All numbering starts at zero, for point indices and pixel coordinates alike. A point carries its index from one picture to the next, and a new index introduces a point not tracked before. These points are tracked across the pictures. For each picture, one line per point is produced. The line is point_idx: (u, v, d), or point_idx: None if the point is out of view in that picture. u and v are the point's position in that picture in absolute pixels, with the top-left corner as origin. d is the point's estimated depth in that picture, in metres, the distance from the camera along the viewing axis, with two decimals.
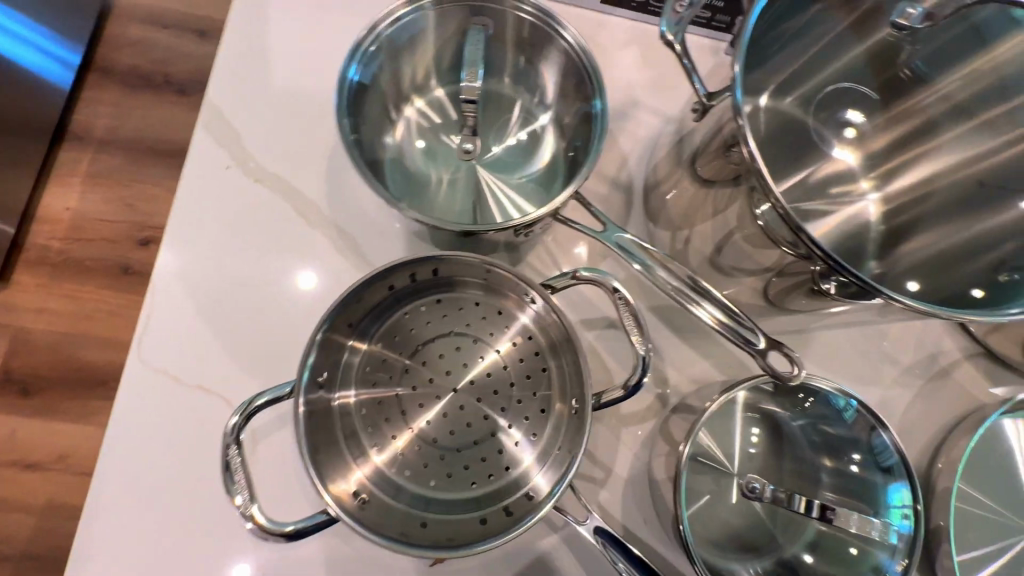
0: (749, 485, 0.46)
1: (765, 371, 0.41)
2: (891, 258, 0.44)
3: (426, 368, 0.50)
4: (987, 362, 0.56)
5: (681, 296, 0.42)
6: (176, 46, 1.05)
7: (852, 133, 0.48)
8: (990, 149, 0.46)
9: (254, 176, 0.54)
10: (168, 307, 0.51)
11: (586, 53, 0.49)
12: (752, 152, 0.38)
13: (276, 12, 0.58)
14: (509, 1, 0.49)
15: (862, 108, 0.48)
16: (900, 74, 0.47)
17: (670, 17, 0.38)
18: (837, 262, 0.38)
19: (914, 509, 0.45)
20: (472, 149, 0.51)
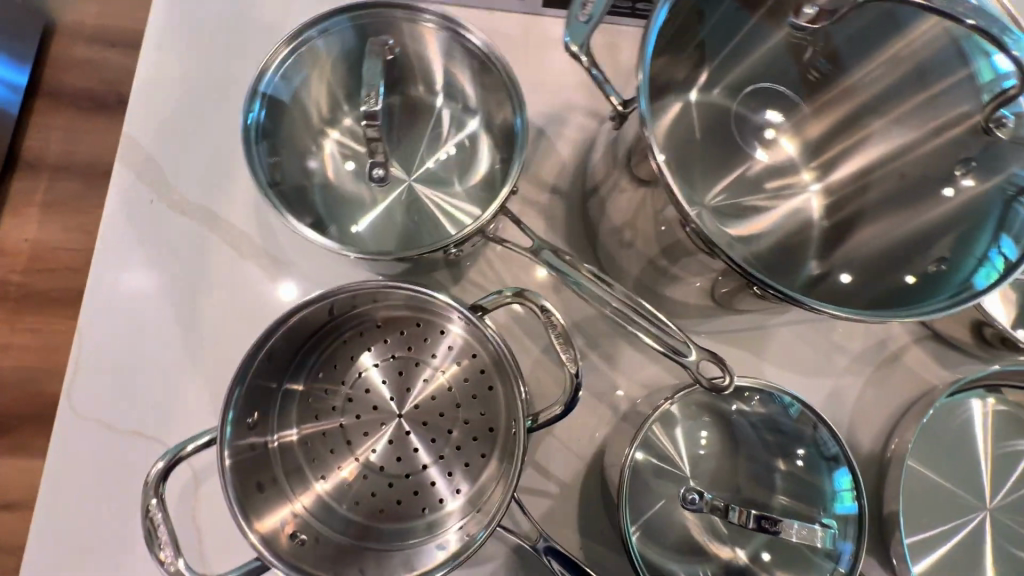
0: (688, 496, 0.46)
1: (700, 383, 0.40)
2: (831, 256, 0.45)
3: (370, 396, 0.49)
4: (936, 344, 0.56)
5: (622, 315, 0.42)
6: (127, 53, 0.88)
7: (774, 134, 0.48)
8: (917, 137, 0.45)
9: (179, 209, 0.52)
10: (96, 350, 0.50)
11: (498, 58, 0.47)
12: (660, 164, 0.38)
13: (189, 36, 0.56)
14: (410, 15, 0.48)
15: (781, 107, 0.48)
16: (809, 75, 0.47)
17: (574, 24, 0.37)
18: (752, 274, 0.38)
19: (858, 491, 0.45)
20: (383, 175, 0.48)
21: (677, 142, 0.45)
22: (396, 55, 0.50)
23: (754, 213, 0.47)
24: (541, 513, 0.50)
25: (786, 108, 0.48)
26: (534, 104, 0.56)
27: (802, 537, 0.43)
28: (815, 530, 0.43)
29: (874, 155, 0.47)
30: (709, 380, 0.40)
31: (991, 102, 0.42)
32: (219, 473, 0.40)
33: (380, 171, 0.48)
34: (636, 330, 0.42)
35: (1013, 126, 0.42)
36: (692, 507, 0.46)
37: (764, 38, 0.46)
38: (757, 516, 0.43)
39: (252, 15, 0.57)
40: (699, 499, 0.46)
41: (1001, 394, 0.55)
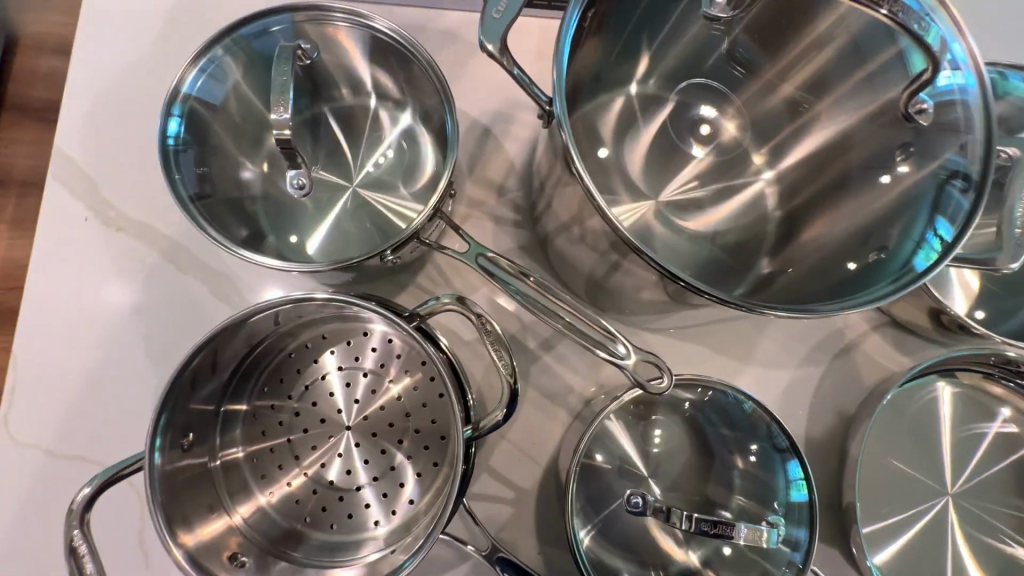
0: (631, 500, 0.46)
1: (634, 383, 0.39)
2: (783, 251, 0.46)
3: (317, 409, 0.48)
4: (895, 331, 0.56)
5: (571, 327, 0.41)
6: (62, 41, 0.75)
7: (706, 130, 0.51)
8: (855, 123, 0.45)
9: (116, 226, 0.51)
10: (33, 375, 0.48)
11: (426, 57, 0.45)
12: (580, 172, 0.37)
13: (122, 48, 0.54)
14: (323, 14, 0.46)
15: (714, 102, 0.50)
16: (734, 71, 0.48)
17: (486, 25, 0.36)
18: (686, 280, 0.37)
19: (809, 480, 0.44)
20: (304, 187, 0.47)
21: (623, 127, 0.49)
22: (312, 59, 0.48)
23: (698, 209, 0.49)
24: (495, 521, 0.49)
25: (718, 102, 0.50)
26: (480, 102, 0.55)
27: (749, 540, 0.42)
28: (760, 530, 0.43)
29: (818, 140, 0.47)
30: (649, 384, 0.39)
31: (907, 89, 0.41)
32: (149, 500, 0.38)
33: (303, 180, 0.47)
34: (587, 342, 0.40)
35: (933, 113, 0.40)
36: (636, 511, 0.45)
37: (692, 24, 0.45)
38: (698, 519, 0.42)
39: (185, 24, 0.55)
40: (642, 503, 0.46)
41: (957, 379, 0.55)
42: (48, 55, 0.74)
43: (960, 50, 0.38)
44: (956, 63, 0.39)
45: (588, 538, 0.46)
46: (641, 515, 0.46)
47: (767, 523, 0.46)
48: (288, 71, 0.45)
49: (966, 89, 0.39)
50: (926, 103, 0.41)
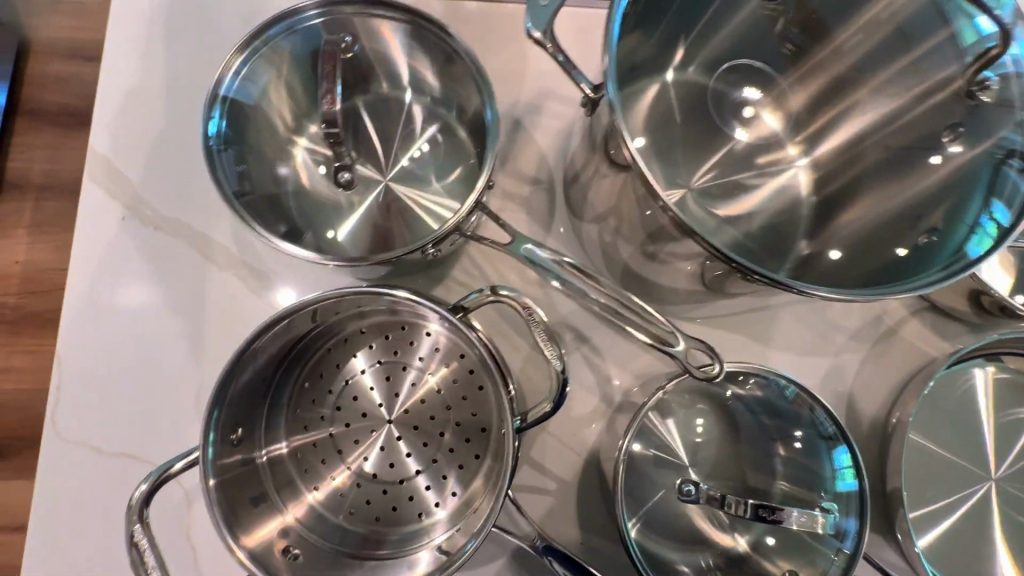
0: (684, 487, 0.46)
1: (685, 371, 0.40)
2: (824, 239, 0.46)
3: (357, 403, 0.48)
4: (935, 315, 0.55)
5: (610, 313, 0.41)
6: (80, 43, 0.75)
7: (752, 112, 0.47)
8: (902, 105, 0.44)
9: (153, 225, 0.51)
10: (76, 375, 0.49)
11: (469, 52, 0.45)
12: (633, 154, 0.37)
13: (150, 47, 0.54)
14: (363, 9, 0.46)
15: (759, 84, 0.47)
16: (784, 48, 0.46)
17: (535, 11, 0.36)
18: (736, 261, 0.37)
19: (858, 468, 0.44)
20: (350, 179, 0.48)
21: (654, 124, 0.44)
22: (355, 51, 0.48)
23: (741, 192, 0.47)
24: (538, 512, 0.49)
25: (763, 83, 0.47)
26: (509, 93, 0.55)
27: (803, 524, 0.42)
28: (814, 515, 0.43)
29: (864, 124, 0.45)
30: (699, 370, 0.40)
31: (971, 65, 0.41)
32: (204, 494, 0.38)
33: (346, 175, 0.48)
34: (632, 329, 0.40)
35: (997, 89, 0.41)
36: (688, 499, 0.46)
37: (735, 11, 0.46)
38: (754, 505, 0.42)
39: (210, 21, 0.55)
40: (695, 490, 0.46)
41: (1001, 363, 0.54)
42: (59, 58, 0.74)
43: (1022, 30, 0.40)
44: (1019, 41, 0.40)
45: (635, 529, 0.46)
46: (694, 503, 0.46)
47: (820, 509, 0.46)
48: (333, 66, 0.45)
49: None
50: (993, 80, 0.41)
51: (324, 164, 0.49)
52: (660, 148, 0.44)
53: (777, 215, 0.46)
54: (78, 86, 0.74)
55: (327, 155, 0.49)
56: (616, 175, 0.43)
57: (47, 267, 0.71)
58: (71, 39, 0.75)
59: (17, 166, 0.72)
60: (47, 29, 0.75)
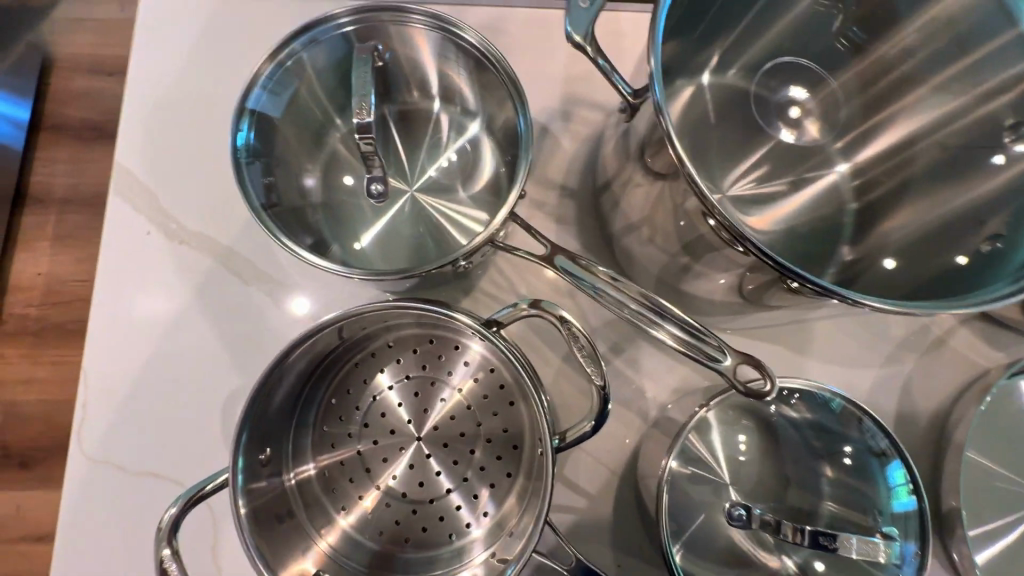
0: (734, 511, 0.45)
1: (735, 388, 0.37)
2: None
3: (386, 419, 0.47)
4: (985, 325, 0.52)
5: (640, 318, 0.39)
6: (105, 57, 0.75)
7: (797, 112, 0.45)
8: (957, 107, 0.42)
9: (178, 239, 0.51)
10: (102, 392, 0.48)
11: (501, 61, 0.44)
12: (679, 154, 0.35)
13: (177, 59, 0.54)
14: (393, 16, 0.45)
15: (804, 83, 0.45)
16: (838, 44, 0.45)
17: (575, 14, 0.34)
18: (787, 268, 0.35)
19: (914, 485, 0.42)
20: (382, 191, 0.46)
21: (693, 130, 0.43)
22: (386, 59, 0.47)
23: (775, 200, 0.44)
24: (573, 534, 0.47)
25: (811, 84, 0.45)
26: (537, 101, 0.53)
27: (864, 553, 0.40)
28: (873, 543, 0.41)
29: (915, 126, 0.44)
30: (746, 386, 0.37)
31: None
32: (235, 519, 0.37)
33: (379, 186, 0.46)
34: (660, 332, 0.38)
35: None
36: (738, 523, 0.44)
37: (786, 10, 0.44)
38: (812, 533, 0.41)
39: (234, 37, 0.55)
40: (746, 515, 0.44)
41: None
42: (82, 74, 0.75)
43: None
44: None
45: (679, 555, 0.43)
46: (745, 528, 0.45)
47: (882, 536, 0.43)
48: (365, 74, 0.44)
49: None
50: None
51: (354, 175, 0.48)
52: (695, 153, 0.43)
53: (821, 219, 0.44)
54: (101, 101, 0.75)
55: (357, 161, 0.48)
56: (651, 183, 0.41)
57: (70, 281, 0.71)
58: (96, 54, 0.75)
59: (41, 180, 0.73)
60: (72, 46, 0.76)
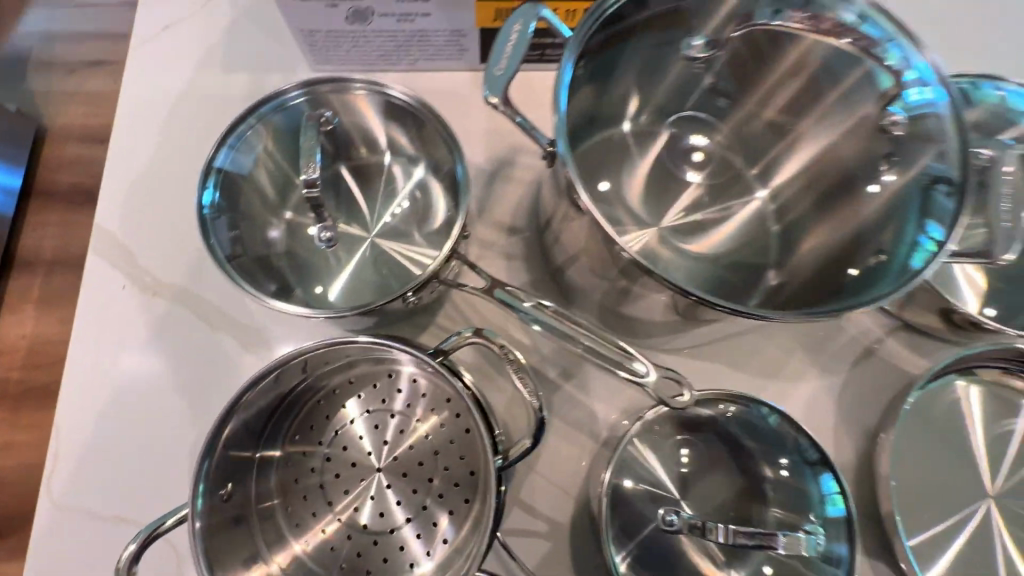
0: (666, 518, 0.46)
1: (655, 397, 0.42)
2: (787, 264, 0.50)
3: (348, 452, 0.49)
4: (908, 334, 0.56)
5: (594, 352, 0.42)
6: (94, 126, 0.82)
7: (700, 156, 0.54)
8: (843, 142, 0.48)
9: (152, 290, 0.54)
10: (75, 439, 0.50)
11: (440, 120, 0.50)
12: (586, 204, 0.41)
13: (154, 129, 0.59)
14: (343, 86, 0.51)
15: (703, 131, 0.54)
16: (728, 98, 0.52)
17: (492, 82, 0.40)
18: (708, 300, 0.40)
19: (844, 493, 0.45)
20: (330, 238, 0.51)
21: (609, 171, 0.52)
22: (333, 123, 0.52)
23: (711, 226, 0.53)
24: (532, 557, 0.48)
25: (707, 131, 0.54)
26: (486, 151, 0.59)
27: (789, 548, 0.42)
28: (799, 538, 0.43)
29: (808, 158, 0.50)
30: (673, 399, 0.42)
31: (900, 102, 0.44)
32: (190, 544, 0.39)
33: (328, 233, 0.51)
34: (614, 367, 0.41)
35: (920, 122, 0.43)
36: (671, 529, 0.45)
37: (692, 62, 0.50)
38: (735, 531, 0.42)
39: (207, 106, 0.60)
40: (677, 520, 0.46)
41: (976, 376, 0.53)
42: (74, 143, 0.81)
43: (925, 67, 0.42)
44: (923, 80, 0.42)
45: (624, 565, 0.46)
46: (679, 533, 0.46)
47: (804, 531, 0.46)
48: (313, 139, 0.50)
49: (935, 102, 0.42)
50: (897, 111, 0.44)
51: (314, 225, 0.52)
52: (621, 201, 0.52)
53: (745, 246, 0.52)
54: (90, 166, 0.80)
55: (309, 211, 0.53)
56: (578, 219, 0.46)
57: (52, 336, 0.73)
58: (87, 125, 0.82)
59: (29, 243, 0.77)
60: (64, 120, 0.82)
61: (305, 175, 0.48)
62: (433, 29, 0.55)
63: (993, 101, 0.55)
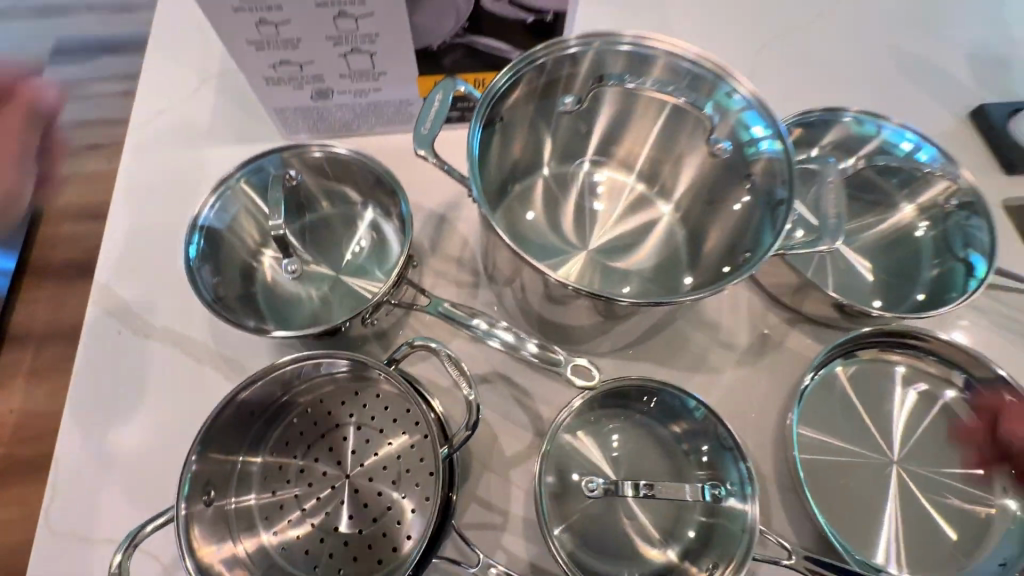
0: (589, 484, 0.52)
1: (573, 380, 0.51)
2: (697, 267, 0.59)
3: (319, 463, 0.54)
4: (810, 326, 0.64)
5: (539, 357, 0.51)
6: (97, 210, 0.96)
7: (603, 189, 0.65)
8: (716, 166, 0.58)
9: (144, 333, 0.61)
10: (70, 469, 0.55)
11: (380, 165, 0.60)
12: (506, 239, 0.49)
13: (149, 195, 0.69)
14: (307, 147, 0.60)
15: (602, 169, 0.65)
16: (628, 138, 0.63)
17: (420, 140, 0.50)
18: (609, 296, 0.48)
19: (750, 474, 0.50)
20: (294, 269, 0.59)
21: (526, 214, 0.62)
22: (298, 180, 0.62)
23: (637, 244, 0.62)
24: (490, 548, 0.53)
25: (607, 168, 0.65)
26: (437, 196, 0.69)
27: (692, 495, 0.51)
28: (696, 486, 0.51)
29: (698, 184, 0.60)
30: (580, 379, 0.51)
31: (738, 137, 0.55)
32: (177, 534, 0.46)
33: (293, 267, 0.59)
34: (562, 368, 0.51)
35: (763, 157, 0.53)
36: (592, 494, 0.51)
37: (595, 113, 0.60)
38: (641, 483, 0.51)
39: (195, 175, 0.70)
40: (596, 486, 0.52)
41: (855, 357, 0.61)
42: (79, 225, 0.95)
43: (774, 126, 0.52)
44: (772, 135, 0.52)
45: (560, 530, 0.52)
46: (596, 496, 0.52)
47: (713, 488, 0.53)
48: (277, 197, 0.59)
49: (772, 150, 0.52)
50: (721, 143, 0.56)
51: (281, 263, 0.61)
52: (556, 230, 0.63)
53: (662, 259, 0.61)
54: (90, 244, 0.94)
55: (279, 252, 0.61)
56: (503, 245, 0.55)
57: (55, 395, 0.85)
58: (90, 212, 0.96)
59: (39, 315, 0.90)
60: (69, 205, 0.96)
61: (273, 224, 0.58)
62: (384, 100, 0.66)
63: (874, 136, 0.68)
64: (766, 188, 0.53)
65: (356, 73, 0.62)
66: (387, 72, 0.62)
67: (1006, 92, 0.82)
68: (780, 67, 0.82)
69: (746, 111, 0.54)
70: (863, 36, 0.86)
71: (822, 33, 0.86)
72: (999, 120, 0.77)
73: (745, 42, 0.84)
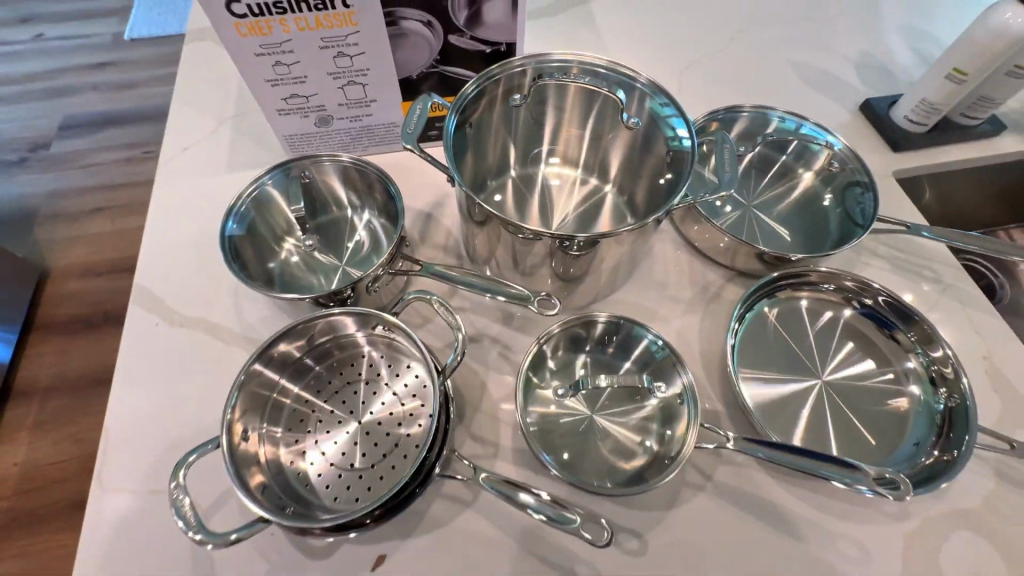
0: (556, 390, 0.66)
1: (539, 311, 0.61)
2: (642, 212, 0.74)
3: (336, 413, 0.64)
4: (742, 280, 0.77)
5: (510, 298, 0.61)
6: None
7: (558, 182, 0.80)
8: (644, 153, 0.72)
9: (178, 324, 0.72)
10: (120, 437, 0.64)
11: (371, 165, 0.72)
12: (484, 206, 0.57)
13: (178, 214, 0.81)
14: (318, 155, 0.72)
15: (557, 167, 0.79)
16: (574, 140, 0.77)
17: (406, 138, 0.63)
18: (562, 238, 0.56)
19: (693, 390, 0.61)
20: (311, 243, 0.74)
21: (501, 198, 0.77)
22: (310, 180, 0.73)
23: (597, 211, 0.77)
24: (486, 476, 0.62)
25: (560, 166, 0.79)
26: (424, 199, 0.83)
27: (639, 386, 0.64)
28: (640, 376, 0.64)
29: (633, 167, 0.74)
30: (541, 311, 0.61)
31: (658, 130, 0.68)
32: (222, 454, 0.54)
33: (310, 241, 0.74)
34: (527, 302, 0.61)
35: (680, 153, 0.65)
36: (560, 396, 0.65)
37: (544, 113, 0.74)
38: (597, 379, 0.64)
39: (218, 196, 0.83)
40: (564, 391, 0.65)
41: (775, 298, 0.74)
42: None
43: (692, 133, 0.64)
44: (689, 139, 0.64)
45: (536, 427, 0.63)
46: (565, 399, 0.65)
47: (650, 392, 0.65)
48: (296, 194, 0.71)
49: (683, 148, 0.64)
50: (633, 119, 0.70)
51: (300, 248, 0.75)
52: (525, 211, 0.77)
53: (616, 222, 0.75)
54: None
55: (299, 238, 0.75)
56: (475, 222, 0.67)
57: None
58: None
59: None
60: None
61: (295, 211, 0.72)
62: (375, 123, 0.81)
63: (792, 131, 0.83)
64: (676, 160, 0.66)
65: (352, 102, 0.76)
66: (377, 100, 0.77)
67: (887, 90, 1.00)
68: (699, 85, 0.99)
69: (674, 117, 0.66)
70: (766, 56, 1.05)
71: (731, 55, 1.05)
72: (882, 110, 0.94)
73: (668, 67, 1.02)
